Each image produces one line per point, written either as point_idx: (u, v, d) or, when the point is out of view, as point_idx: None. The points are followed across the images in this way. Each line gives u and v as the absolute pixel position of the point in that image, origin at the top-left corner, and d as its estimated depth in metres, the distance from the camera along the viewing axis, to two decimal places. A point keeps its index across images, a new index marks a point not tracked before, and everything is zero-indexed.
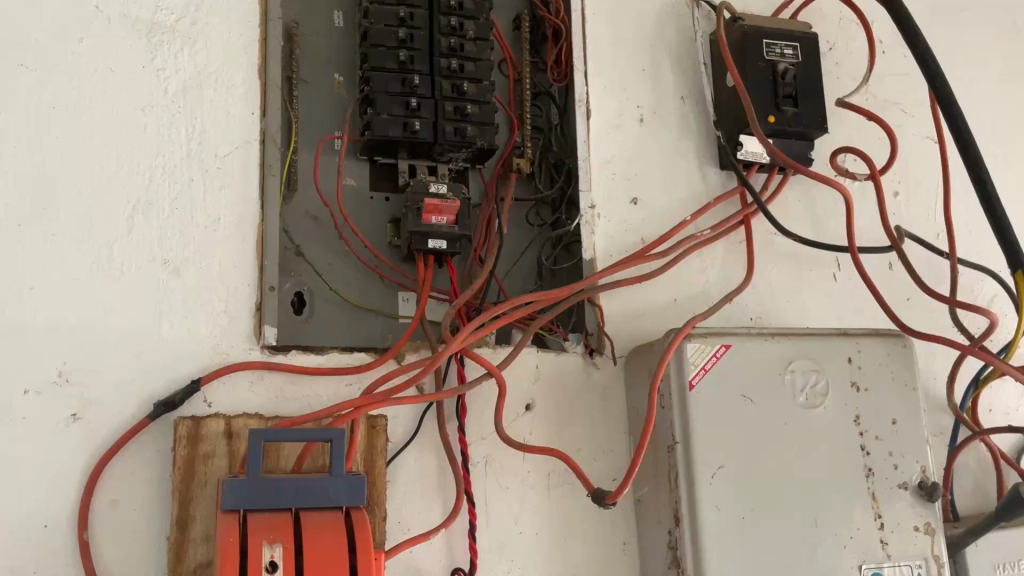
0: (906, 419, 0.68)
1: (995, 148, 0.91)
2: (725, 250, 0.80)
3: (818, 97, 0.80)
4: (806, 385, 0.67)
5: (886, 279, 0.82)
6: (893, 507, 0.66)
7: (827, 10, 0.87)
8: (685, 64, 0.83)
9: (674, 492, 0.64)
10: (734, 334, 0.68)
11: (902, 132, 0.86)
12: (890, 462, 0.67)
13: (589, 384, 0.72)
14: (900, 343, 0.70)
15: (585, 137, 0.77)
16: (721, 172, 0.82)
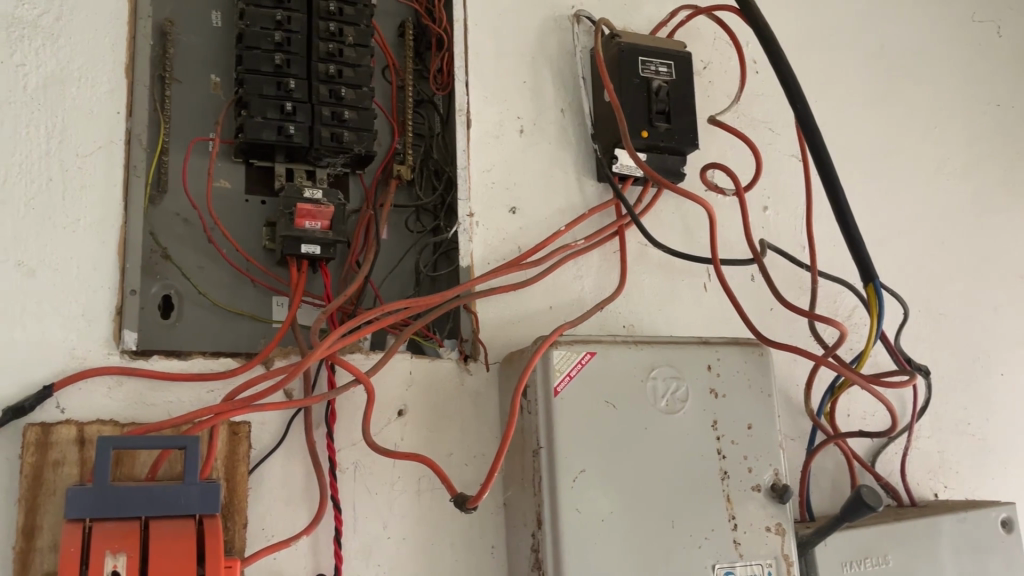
0: (761, 425, 0.72)
1: (860, 168, 0.97)
2: (600, 259, 0.82)
3: (690, 114, 0.83)
4: (666, 390, 0.70)
5: (750, 290, 0.86)
6: (746, 508, 0.69)
7: (702, 30, 0.91)
8: (566, 77, 0.85)
9: (538, 495, 0.66)
10: (599, 342, 0.70)
11: (770, 149, 0.91)
12: (744, 465, 0.71)
13: (462, 390, 0.73)
14: (757, 351, 0.74)
15: (465, 145, 0.78)
16: (598, 184, 0.84)
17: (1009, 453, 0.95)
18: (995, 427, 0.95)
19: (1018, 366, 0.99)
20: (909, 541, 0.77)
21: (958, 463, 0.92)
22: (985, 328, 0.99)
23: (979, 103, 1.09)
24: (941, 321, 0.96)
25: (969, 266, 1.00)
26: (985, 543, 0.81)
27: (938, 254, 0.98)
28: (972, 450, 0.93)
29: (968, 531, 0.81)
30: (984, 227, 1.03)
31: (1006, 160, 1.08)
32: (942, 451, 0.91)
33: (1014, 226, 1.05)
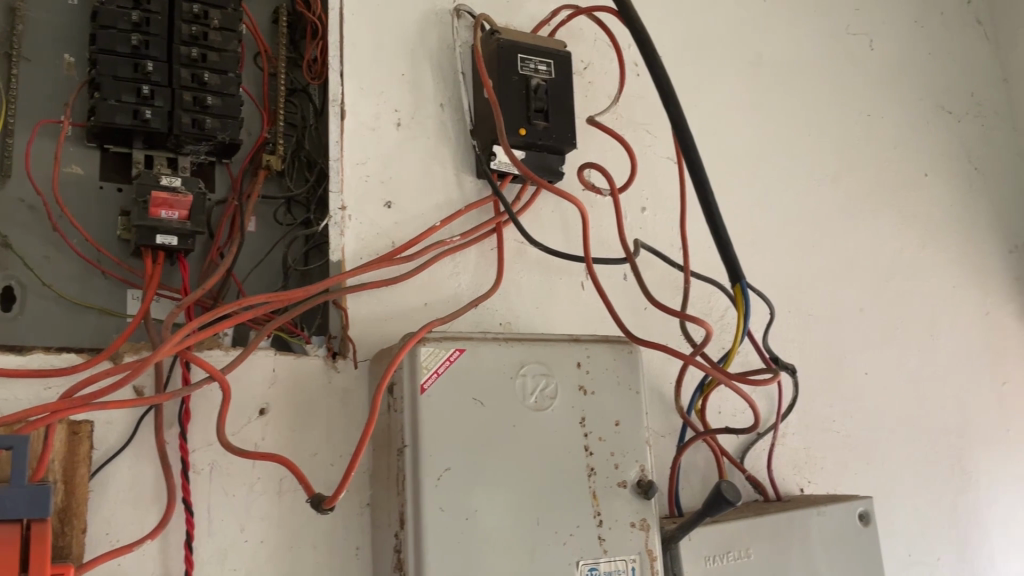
0: (629, 421, 0.73)
1: (735, 172, 0.99)
2: (477, 256, 0.82)
3: (567, 113, 0.83)
4: (535, 388, 0.70)
5: (623, 290, 0.87)
6: (611, 504, 0.70)
7: (584, 30, 0.91)
8: (446, 71, 0.84)
9: (401, 495, 0.65)
10: (468, 339, 0.69)
11: (647, 152, 0.92)
12: (610, 461, 0.71)
13: (329, 388, 0.71)
14: (626, 348, 0.75)
15: (337, 137, 0.76)
16: (477, 180, 0.83)
17: (872, 448, 0.99)
18: (859, 424, 0.99)
19: (881, 365, 1.04)
20: (770, 534, 0.79)
21: (824, 458, 0.95)
22: (851, 329, 1.03)
23: (851, 113, 1.13)
24: (809, 321, 0.99)
25: (838, 269, 1.04)
26: (843, 535, 0.84)
27: (808, 257, 1.02)
28: (837, 446, 0.97)
29: (827, 524, 0.83)
30: (851, 232, 1.07)
31: (874, 168, 1.13)
32: (808, 448, 0.94)
33: (880, 231, 1.10)
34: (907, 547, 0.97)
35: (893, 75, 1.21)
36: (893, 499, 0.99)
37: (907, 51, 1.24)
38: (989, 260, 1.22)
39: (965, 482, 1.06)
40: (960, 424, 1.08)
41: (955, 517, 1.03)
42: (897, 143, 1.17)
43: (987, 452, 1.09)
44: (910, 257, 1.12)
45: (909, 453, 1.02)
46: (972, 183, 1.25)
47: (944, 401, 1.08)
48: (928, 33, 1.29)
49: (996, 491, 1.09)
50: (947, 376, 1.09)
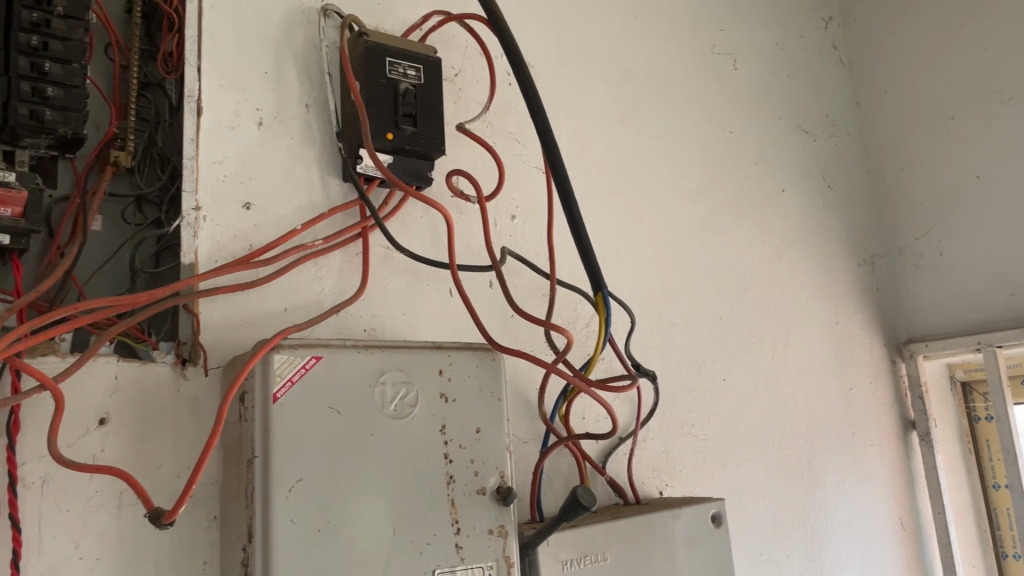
0: (490, 429, 0.73)
1: (603, 182, 1.02)
2: (342, 260, 0.80)
3: (435, 119, 0.83)
4: (395, 396, 0.69)
5: (489, 297, 0.87)
6: (470, 512, 0.70)
7: (455, 38, 0.91)
8: (311, 72, 0.82)
9: (250, 507, 0.62)
10: (326, 346, 0.68)
11: (516, 161, 0.93)
12: (470, 469, 0.71)
13: (176, 397, 0.68)
14: (489, 356, 0.76)
15: (192, 134, 0.73)
16: (342, 184, 0.82)
17: (728, 451, 1.03)
18: (717, 428, 1.03)
19: (738, 371, 1.08)
20: (626, 537, 0.81)
21: (683, 462, 0.98)
22: (711, 337, 1.07)
23: (715, 129, 1.18)
24: (672, 329, 1.02)
25: (699, 279, 1.08)
26: (696, 537, 0.87)
27: (671, 267, 1.05)
28: (696, 450, 1.00)
29: (683, 525, 0.86)
30: (713, 244, 1.12)
31: (735, 182, 1.18)
32: (667, 451, 0.97)
33: (739, 243, 1.15)
34: (760, 546, 1.02)
35: (755, 94, 1.27)
36: (748, 501, 1.03)
37: (768, 72, 1.31)
38: (839, 273, 1.30)
39: (814, 483, 1.12)
40: (810, 428, 1.15)
41: (805, 516, 1.09)
42: (758, 160, 1.23)
43: (834, 454, 1.16)
44: (767, 269, 1.18)
45: (764, 456, 1.07)
46: (826, 199, 1.33)
47: (796, 405, 1.14)
48: (788, 55, 1.36)
49: (842, 491, 1.15)
50: (799, 382, 1.16)
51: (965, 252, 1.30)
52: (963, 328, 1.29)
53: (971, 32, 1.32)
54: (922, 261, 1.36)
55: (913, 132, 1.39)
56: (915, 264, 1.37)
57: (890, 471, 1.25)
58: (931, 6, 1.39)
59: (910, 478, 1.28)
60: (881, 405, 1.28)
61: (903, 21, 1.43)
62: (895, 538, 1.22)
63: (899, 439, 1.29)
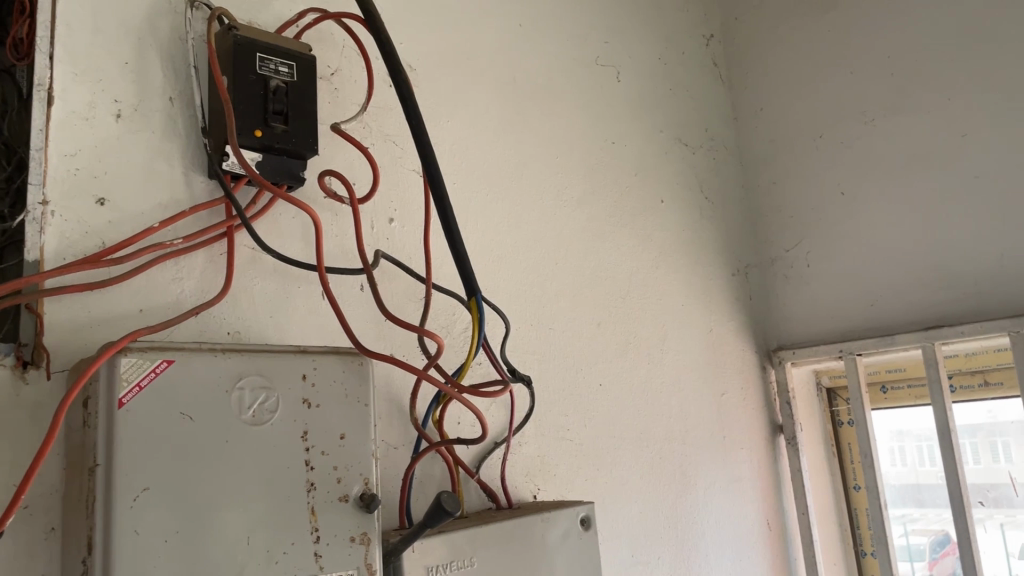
0: (354, 435, 0.72)
1: (485, 187, 1.01)
2: (205, 260, 0.77)
3: (308, 118, 0.81)
4: (253, 401, 0.67)
5: (361, 300, 0.86)
6: (330, 519, 0.68)
7: (333, 36, 0.90)
8: (176, 65, 0.79)
9: (90, 518, 0.59)
10: (179, 349, 0.65)
11: (393, 163, 0.92)
12: (332, 475, 0.70)
13: (15, 401, 0.64)
14: (356, 361, 0.74)
15: (41, 124, 0.69)
16: (207, 181, 0.79)
17: (603, 455, 1.05)
18: (592, 433, 1.05)
19: (614, 376, 1.11)
20: (495, 542, 0.81)
21: (558, 466, 0.99)
22: (589, 342, 1.08)
23: (597, 139, 1.20)
24: (550, 334, 1.03)
25: (578, 286, 1.10)
26: (565, 540, 0.88)
27: (551, 273, 1.06)
28: (570, 454, 1.01)
29: (552, 529, 0.87)
30: (592, 251, 1.14)
31: (615, 192, 1.21)
32: (542, 455, 0.98)
33: (617, 251, 1.18)
34: (631, 548, 1.04)
35: (637, 106, 1.30)
36: (621, 503, 1.05)
37: (651, 86, 1.34)
38: (713, 282, 1.35)
39: (685, 486, 1.15)
40: (682, 432, 1.18)
41: (675, 517, 1.12)
42: (637, 171, 1.26)
43: (703, 457, 1.21)
44: (644, 277, 1.21)
45: (637, 459, 1.10)
46: (703, 211, 1.37)
47: (669, 410, 1.17)
48: (670, 70, 1.40)
49: (711, 493, 1.20)
50: (672, 387, 1.19)
51: (830, 265, 1.37)
52: (827, 337, 1.35)
53: (840, 56, 1.39)
54: (792, 271, 1.42)
55: (785, 148, 1.45)
56: (786, 274, 1.43)
57: (758, 474, 1.31)
58: (805, 30, 1.46)
59: (777, 479, 1.34)
60: (751, 410, 1.33)
61: (779, 43, 1.49)
62: (762, 537, 1.27)
63: (767, 442, 1.35)
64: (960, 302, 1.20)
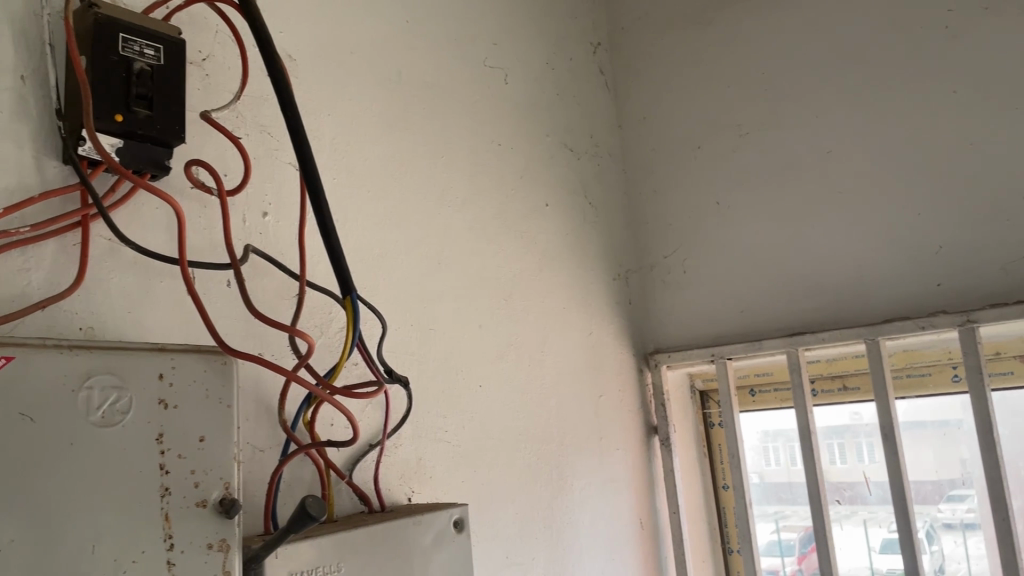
0: (216, 437, 0.67)
1: (368, 183, 0.98)
2: (56, 250, 0.72)
3: (174, 104, 0.77)
4: (103, 402, 0.61)
5: (228, 297, 0.82)
6: (186, 526, 0.63)
7: (206, 21, 0.86)
8: (30, 42, 0.74)
9: None
10: (21, 344, 0.58)
11: (266, 156, 0.89)
12: (190, 480, 0.65)
13: None
14: (220, 360, 0.70)
15: None
16: (61, 167, 0.74)
17: (479, 457, 1.05)
18: (469, 435, 1.04)
19: (493, 378, 1.10)
20: (364, 546, 0.79)
21: (434, 468, 0.98)
22: (468, 344, 1.08)
23: (482, 140, 1.20)
24: (429, 336, 1.02)
25: (459, 287, 1.09)
26: (437, 542, 0.87)
27: (433, 273, 1.05)
28: (447, 456, 1.00)
29: (423, 532, 0.86)
30: (474, 252, 1.13)
31: (499, 193, 1.21)
32: (419, 458, 0.96)
33: (499, 253, 1.18)
34: (505, 549, 1.04)
35: (523, 110, 1.30)
36: (497, 505, 1.05)
37: (537, 89, 1.35)
38: (593, 286, 1.37)
39: (560, 486, 1.17)
40: (560, 432, 1.20)
41: (551, 518, 1.13)
42: (522, 175, 1.26)
43: (579, 458, 1.23)
44: (526, 280, 1.22)
45: (513, 460, 1.10)
46: (586, 216, 1.40)
47: (547, 411, 1.19)
48: (556, 75, 1.41)
49: (586, 493, 1.22)
50: (550, 389, 1.21)
51: (704, 271, 1.41)
52: (700, 341, 1.40)
53: (720, 71, 1.44)
54: (668, 277, 1.46)
55: (666, 157, 1.49)
56: (664, 280, 1.47)
57: (632, 473, 1.34)
58: (687, 43, 1.50)
59: (650, 479, 1.38)
60: (626, 411, 1.37)
61: (663, 54, 1.53)
62: (634, 535, 1.30)
63: (641, 442, 1.38)
64: (824, 310, 1.26)
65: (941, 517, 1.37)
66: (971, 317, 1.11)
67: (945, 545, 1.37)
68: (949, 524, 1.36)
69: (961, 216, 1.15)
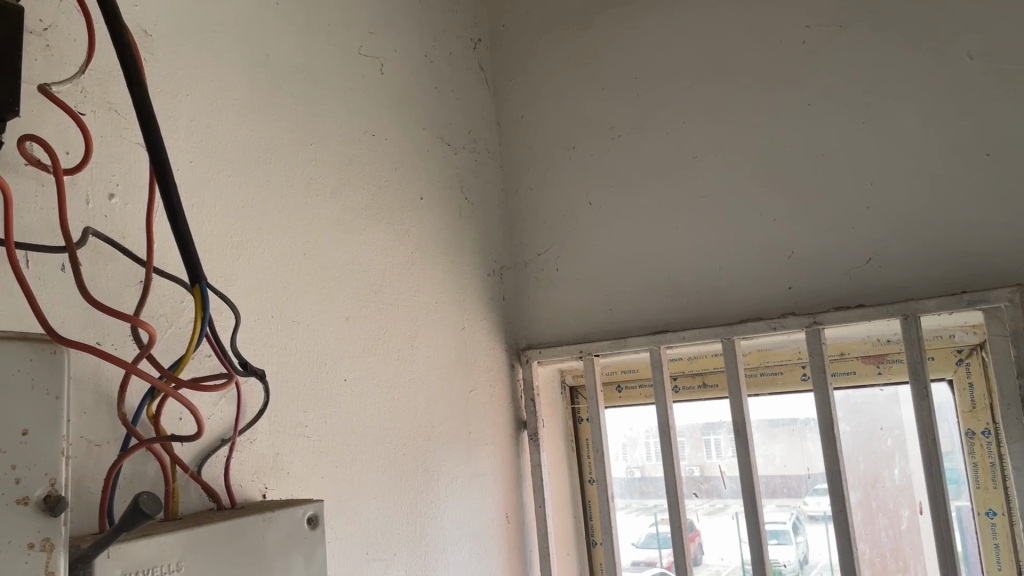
0: (41, 430, 0.60)
1: (229, 168, 0.95)
2: None
3: (9, 75, 0.71)
4: None
5: (64, 282, 0.77)
6: (4, 526, 0.57)
7: None
8: None
9: None
10: None
11: (112, 135, 0.85)
12: (10, 476, 0.58)
13: None
14: (50, 348, 0.62)
15: None
16: None
17: (343, 452, 1.03)
18: (332, 428, 1.02)
19: (359, 372, 1.09)
20: (208, 545, 0.76)
21: (292, 464, 0.95)
22: (334, 338, 1.05)
23: (355, 129, 1.18)
24: (292, 327, 0.99)
25: (326, 278, 1.06)
26: (287, 541, 0.85)
27: (298, 264, 1.02)
28: (306, 451, 0.97)
29: (272, 531, 0.83)
30: (343, 243, 1.11)
31: (371, 185, 1.19)
32: (276, 453, 0.93)
33: (370, 245, 1.16)
34: (365, 545, 1.02)
35: (399, 101, 1.29)
36: (358, 502, 1.03)
37: (414, 81, 1.34)
38: (467, 281, 1.37)
39: (426, 481, 1.16)
40: (428, 427, 1.19)
41: (416, 513, 1.13)
42: (396, 167, 1.25)
43: (447, 453, 1.22)
44: (397, 274, 1.20)
45: (376, 455, 1.08)
46: (461, 211, 1.40)
47: (415, 406, 1.18)
48: (435, 68, 1.40)
49: (453, 488, 1.22)
50: (419, 384, 1.20)
51: (576, 269, 1.43)
52: (570, 337, 1.42)
53: (596, 73, 1.47)
54: (542, 274, 1.48)
55: (542, 156, 1.51)
56: (537, 277, 1.48)
57: (500, 468, 1.35)
58: (566, 44, 1.52)
59: (517, 474, 1.39)
60: (496, 406, 1.38)
61: (543, 53, 1.54)
62: (500, 529, 1.31)
63: (510, 437, 1.39)
64: (687, 310, 1.30)
65: (807, 509, 1.44)
66: (817, 320, 1.17)
67: (809, 536, 1.44)
68: (814, 515, 1.43)
69: (813, 223, 1.21)
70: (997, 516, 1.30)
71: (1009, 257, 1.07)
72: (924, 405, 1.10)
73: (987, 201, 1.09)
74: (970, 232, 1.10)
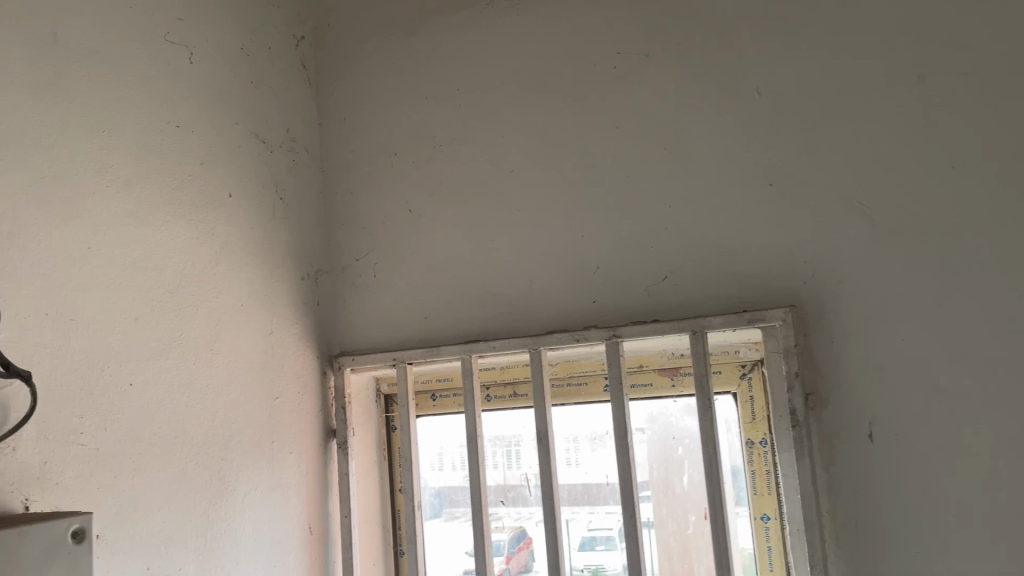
0: None
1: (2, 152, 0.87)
2: None
3: None
4: None
5: None
6: None
7: None
8: None
9: None
10: None
11: None
12: None
13: None
14: None
15: None
16: None
17: (124, 461, 0.96)
18: (112, 436, 0.95)
19: (147, 376, 1.02)
20: None
21: (62, 474, 0.87)
22: (119, 339, 0.99)
23: (157, 119, 1.11)
24: (69, 327, 0.92)
25: (114, 275, 1.00)
26: (45, 558, 0.78)
27: (82, 259, 0.95)
28: (80, 460, 0.90)
29: (30, 548, 0.76)
30: (137, 239, 1.04)
31: (173, 179, 1.13)
32: (44, 463, 0.86)
33: (168, 241, 1.10)
34: (145, 560, 0.96)
35: (209, 94, 1.23)
36: (138, 514, 0.97)
37: (228, 73, 1.28)
38: (278, 283, 1.33)
39: (220, 491, 1.11)
40: (226, 434, 1.14)
41: (206, 525, 1.07)
42: (202, 161, 1.19)
43: (246, 462, 1.18)
44: (198, 274, 1.15)
45: (162, 463, 1.02)
46: (274, 212, 1.35)
47: (213, 411, 1.13)
48: (252, 62, 1.35)
49: (250, 498, 1.17)
50: (218, 389, 1.15)
51: (392, 276, 1.42)
52: (384, 345, 1.41)
53: (420, 81, 1.47)
54: (358, 280, 1.45)
55: (363, 160, 1.49)
56: (353, 283, 1.46)
57: (304, 477, 1.31)
58: (391, 49, 1.51)
59: (323, 484, 1.36)
60: (304, 414, 1.34)
61: (368, 56, 1.53)
62: (300, 541, 1.27)
63: (317, 446, 1.36)
64: (500, 321, 1.32)
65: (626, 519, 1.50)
66: (616, 333, 1.22)
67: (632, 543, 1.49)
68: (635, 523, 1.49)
69: (618, 241, 1.26)
70: (770, 520, 1.41)
71: (785, 280, 1.16)
72: (708, 416, 1.17)
73: (770, 228, 1.18)
74: (754, 255, 1.19)
